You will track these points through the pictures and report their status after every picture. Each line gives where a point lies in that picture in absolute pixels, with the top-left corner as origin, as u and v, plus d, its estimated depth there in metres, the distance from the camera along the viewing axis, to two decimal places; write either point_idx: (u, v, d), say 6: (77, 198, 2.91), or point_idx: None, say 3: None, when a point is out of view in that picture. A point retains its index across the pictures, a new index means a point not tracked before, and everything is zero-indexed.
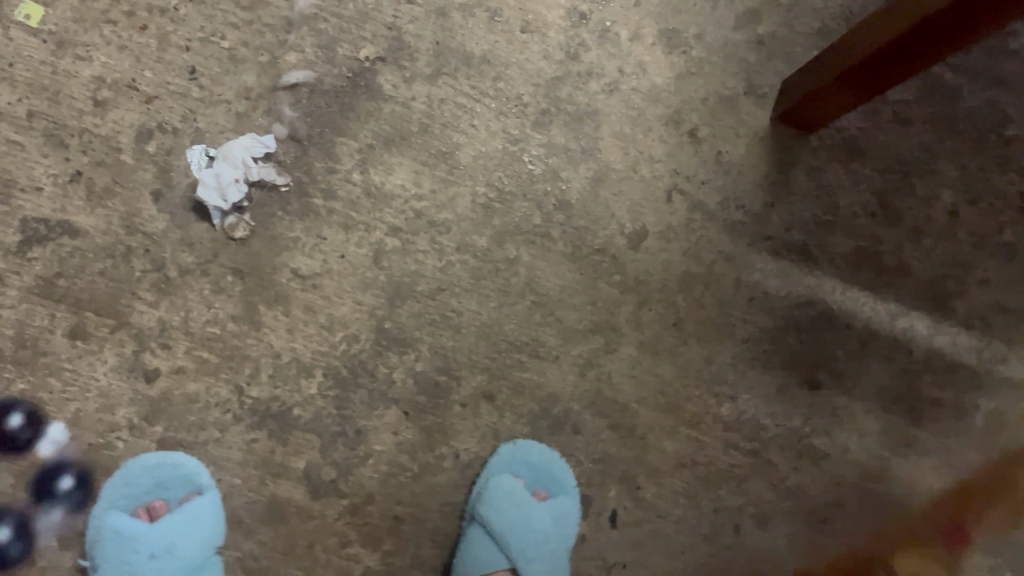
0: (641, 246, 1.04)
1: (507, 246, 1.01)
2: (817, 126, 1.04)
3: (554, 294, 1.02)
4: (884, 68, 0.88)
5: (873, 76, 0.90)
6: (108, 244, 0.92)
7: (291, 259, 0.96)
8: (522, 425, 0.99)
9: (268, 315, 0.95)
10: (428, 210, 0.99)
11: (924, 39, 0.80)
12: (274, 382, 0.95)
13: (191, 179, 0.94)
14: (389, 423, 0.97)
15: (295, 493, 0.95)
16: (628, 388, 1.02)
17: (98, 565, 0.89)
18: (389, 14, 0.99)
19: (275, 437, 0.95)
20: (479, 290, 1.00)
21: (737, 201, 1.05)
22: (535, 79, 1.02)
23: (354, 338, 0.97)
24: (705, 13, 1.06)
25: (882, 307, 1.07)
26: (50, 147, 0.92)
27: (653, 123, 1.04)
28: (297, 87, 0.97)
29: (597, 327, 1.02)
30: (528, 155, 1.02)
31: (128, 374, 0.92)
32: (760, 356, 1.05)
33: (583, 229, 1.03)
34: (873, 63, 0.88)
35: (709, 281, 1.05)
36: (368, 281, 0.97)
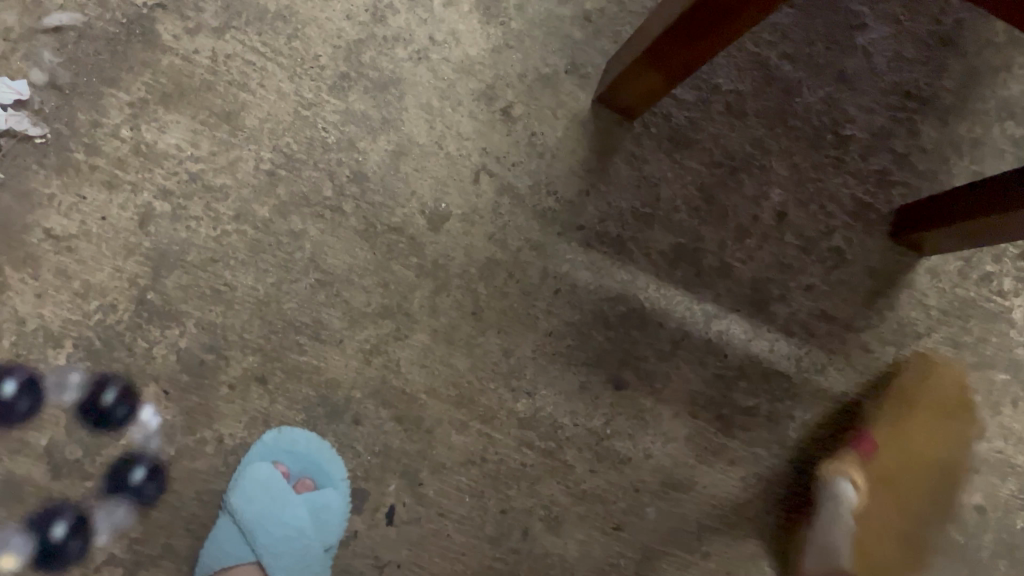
0: (441, 228, 0.97)
1: (292, 219, 0.93)
2: (637, 112, 0.98)
3: (342, 274, 0.95)
4: (677, 51, 0.82)
5: (674, 53, 0.83)
6: None
7: (44, 218, 0.88)
8: (295, 411, 0.93)
9: (15, 277, 0.88)
10: (204, 173, 0.91)
11: (716, 13, 0.73)
12: (17, 350, 0.88)
13: None
14: (146, 401, 0.90)
15: (34, 471, 0.88)
16: (417, 378, 0.96)
17: None
18: None
19: (15, 410, 0.88)
20: (257, 264, 0.92)
21: (549, 187, 0.99)
22: (335, 40, 0.94)
23: (111, 308, 0.89)
24: None
25: (699, 307, 1.03)
26: None
27: (463, 97, 0.97)
28: (60, 29, 0.89)
29: (387, 311, 0.96)
30: (322, 121, 0.94)
31: None
32: (563, 352, 1.00)
33: (379, 206, 0.96)
34: (669, 38, 0.81)
35: (513, 270, 0.99)
36: (131, 247, 0.90)
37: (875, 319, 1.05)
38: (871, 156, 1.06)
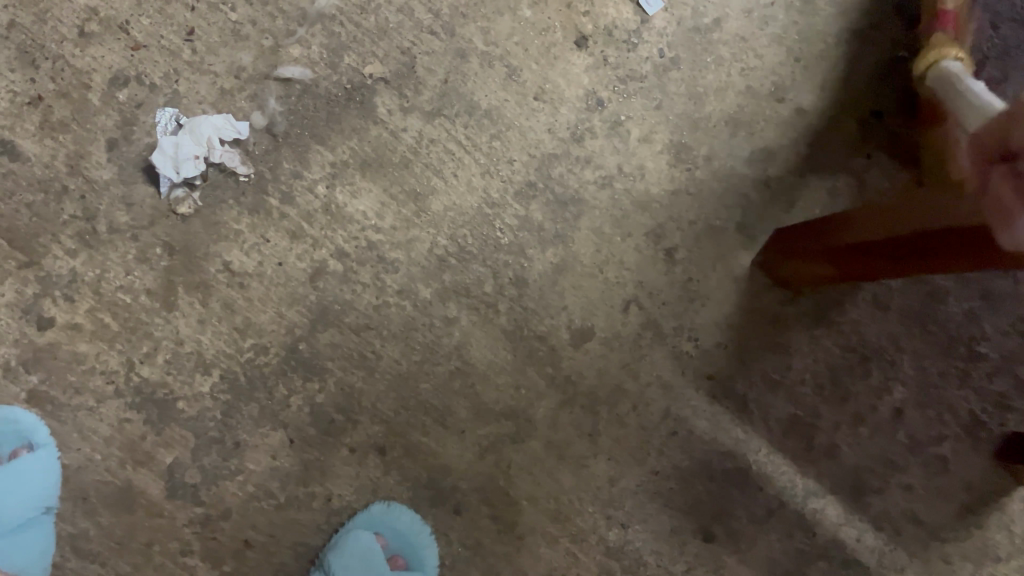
0: (582, 347, 1.00)
1: (449, 306, 0.97)
2: (793, 285, 1.00)
3: (480, 368, 0.98)
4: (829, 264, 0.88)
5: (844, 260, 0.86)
6: (45, 178, 0.88)
7: (226, 251, 0.92)
8: (403, 487, 0.96)
9: (184, 300, 0.91)
10: (382, 245, 0.95)
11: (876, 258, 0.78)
12: (168, 368, 0.91)
13: (152, 140, 0.90)
14: (270, 445, 0.93)
15: (151, 486, 0.90)
16: (523, 484, 0.98)
17: None
18: (408, 39, 0.95)
19: (150, 424, 0.90)
20: (407, 339, 0.96)
21: (691, 333, 1.02)
22: (532, 149, 0.98)
23: (263, 350, 0.92)
24: (722, 139, 1.02)
25: (800, 481, 1.04)
26: (21, 64, 0.88)
27: (634, 230, 1.00)
28: (290, 81, 0.93)
29: (512, 414, 0.98)
30: (500, 222, 0.98)
31: (21, 316, 0.88)
32: (663, 492, 1.01)
33: (530, 312, 0.99)
34: (846, 247, 0.84)
35: (638, 403, 1.01)
36: (296, 297, 0.93)
37: (961, 534, 1.05)
38: (994, 378, 1.06)
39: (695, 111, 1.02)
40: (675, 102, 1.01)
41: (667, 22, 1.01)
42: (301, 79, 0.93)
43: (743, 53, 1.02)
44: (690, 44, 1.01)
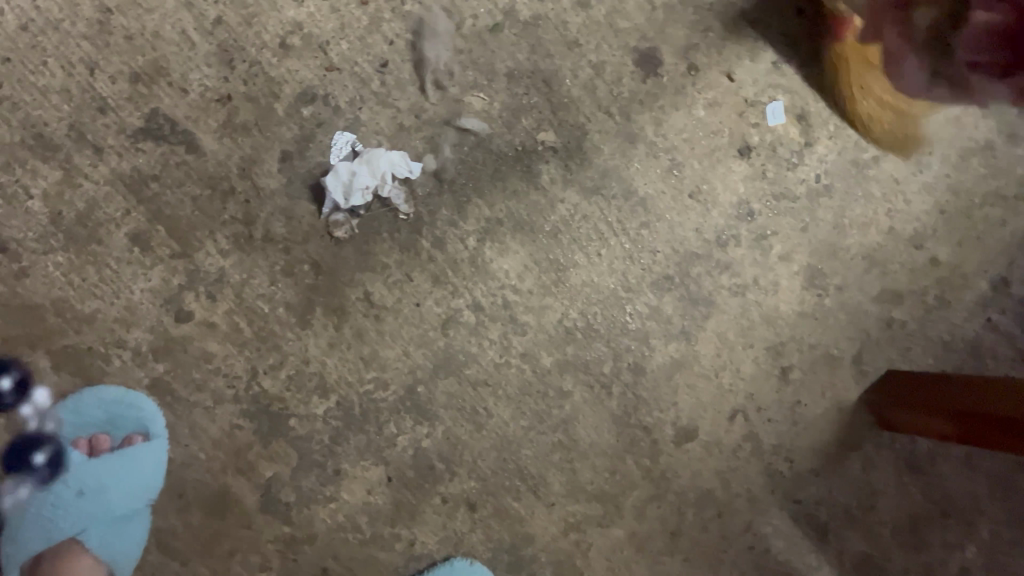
0: (682, 445, 1.00)
1: (565, 378, 0.97)
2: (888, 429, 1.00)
3: (583, 445, 0.98)
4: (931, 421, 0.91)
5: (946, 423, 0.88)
6: (214, 174, 0.89)
7: (370, 281, 0.93)
8: (484, 547, 0.96)
9: (320, 320, 0.91)
10: (516, 305, 0.96)
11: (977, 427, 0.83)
12: (288, 383, 0.91)
13: (324, 161, 0.91)
14: (368, 478, 0.93)
15: (247, 497, 0.90)
16: (598, 567, 0.99)
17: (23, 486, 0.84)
18: (584, 115, 0.97)
19: (259, 435, 0.90)
20: (518, 403, 0.96)
21: (787, 453, 1.03)
22: (676, 245, 0.99)
23: (383, 385, 0.93)
24: (856, 271, 1.04)
25: None
26: (217, 60, 0.89)
27: (756, 343, 1.02)
28: (465, 130, 0.94)
29: (602, 497, 0.99)
30: (632, 307, 0.99)
31: (161, 304, 0.88)
32: None
33: (642, 401, 0.99)
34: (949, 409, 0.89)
35: (723, 510, 1.01)
36: (425, 340, 0.94)
37: None
38: None
39: (836, 241, 1.03)
40: (820, 227, 1.03)
41: (829, 150, 1.02)
42: (477, 130, 0.94)
43: (894, 195, 1.04)
44: (845, 175, 1.03)
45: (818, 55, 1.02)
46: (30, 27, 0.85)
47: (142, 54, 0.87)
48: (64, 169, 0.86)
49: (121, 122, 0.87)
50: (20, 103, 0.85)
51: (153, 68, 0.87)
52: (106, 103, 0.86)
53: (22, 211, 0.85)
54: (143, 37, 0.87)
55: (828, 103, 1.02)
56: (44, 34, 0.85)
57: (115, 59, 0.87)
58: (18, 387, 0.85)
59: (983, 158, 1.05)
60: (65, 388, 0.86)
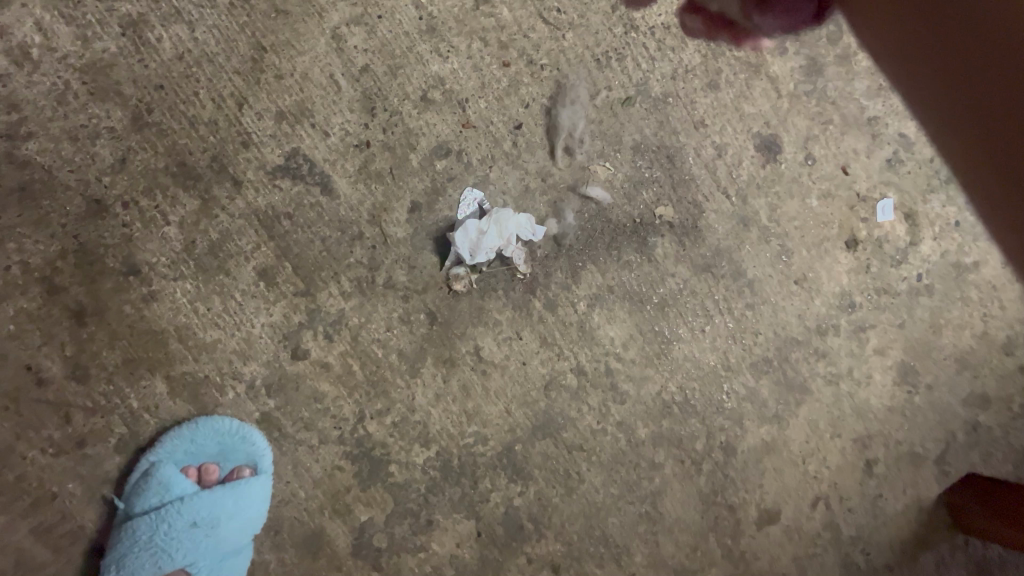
0: (765, 528, 1.01)
1: (658, 450, 0.98)
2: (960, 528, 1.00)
3: (669, 519, 0.98)
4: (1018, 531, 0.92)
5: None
6: (345, 218, 0.90)
7: (481, 336, 0.93)
8: None
9: (429, 370, 0.92)
10: (618, 374, 0.97)
11: None
12: (392, 430, 0.92)
13: (451, 215, 0.92)
14: (458, 532, 0.93)
15: (340, 539, 0.90)
16: None
17: (133, 513, 0.84)
18: (702, 193, 0.99)
19: (359, 478, 0.91)
20: (611, 470, 0.97)
21: (867, 548, 1.02)
22: (778, 328, 1.01)
23: (483, 440, 0.94)
24: (949, 372, 1.04)
25: None
26: (360, 106, 0.90)
27: (845, 433, 1.03)
28: (588, 197, 0.96)
29: (683, 572, 0.98)
30: (728, 386, 1.00)
31: (279, 339, 0.89)
32: None
33: (730, 480, 1.00)
34: None
35: None
36: (528, 399, 0.95)
37: None
38: None
39: (932, 340, 1.04)
40: (917, 325, 1.04)
41: (933, 250, 1.04)
42: (599, 198, 0.96)
43: (993, 301, 1.05)
44: (946, 277, 1.04)
45: (932, 157, 1.03)
46: (186, 57, 0.87)
47: (290, 94, 0.89)
48: (203, 199, 0.87)
49: (261, 158, 0.88)
50: (168, 132, 0.87)
51: (299, 109, 0.89)
52: (251, 139, 0.88)
53: (158, 235, 0.87)
54: (292, 78, 0.89)
55: (935, 206, 1.04)
56: (199, 66, 0.87)
57: (263, 96, 0.88)
58: (133, 410, 0.86)
59: None
60: (178, 414, 0.87)
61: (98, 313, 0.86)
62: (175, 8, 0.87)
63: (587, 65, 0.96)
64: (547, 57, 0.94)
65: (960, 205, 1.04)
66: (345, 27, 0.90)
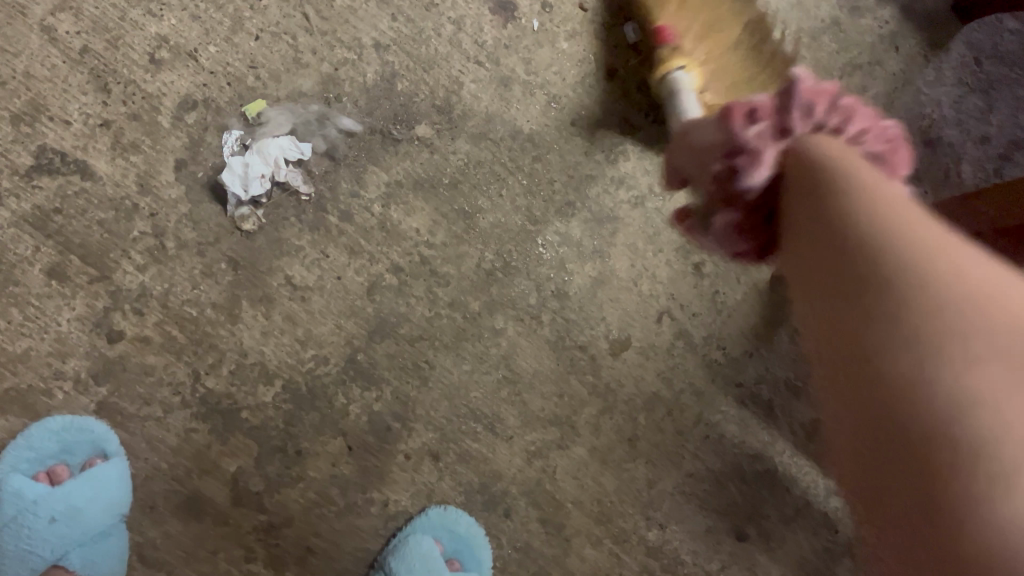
0: (620, 355, 1.05)
1: (496, 317, 1.02)
2: None
3: (527, 377, 1.02)
4: None
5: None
6: (114, 196, 0.91)
7: (288, 265, 0.96)
8: (458, 491, 1.00)
9: (249, 312, 0.94)
10: (434, 259, 1.00)
11: None
12: (232, 379, 0.94)
13: (218, 161, 0.94)
14: (331, 452, 0.96)
15: (218, 494, 0.93)
16: (569, 488, 1.03)
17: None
18: (456, 68, 1.02)
19: (216, 433, 0.93)
20: (458, 350, 1.00)
21: (720, 342, 1.07)
22: (571, 170, 1.05)
23: (324, 360, 0.96)
24: None
25: (823, 481, 1.08)
26: (92, 86, 0.91)
27: (666, 246, 1.07)
28: (340, 126, 0.98)
29: (557, 420, 1.03)
30: (543, 239, 1.03)
31: (91, 329, 0.90)
32: (698, 494, 1.06)
33: (573, 323, 1.04)
34: None
35: (672, 408, 1.06)
36: (356, 309, 0.97)
37: None
38: None
39: None
40: None
41: None
42: (348, 125, 0.98)
43: None
44: None
45: None
46: None
47: (18, 96, 0.90)
48: None
49: (12, 165, 0.90)
50: None
51: (32, 107, 0.90)
52: None
53: None
54: (14, 80, 0.90)
55: None
56: None
57: None
58: None
59: (831, 34, 1.12)
60: (15, 428, 0.89)
61: None
62: None
63: None
64: None
65: None
66: (50, 17, 0.91)
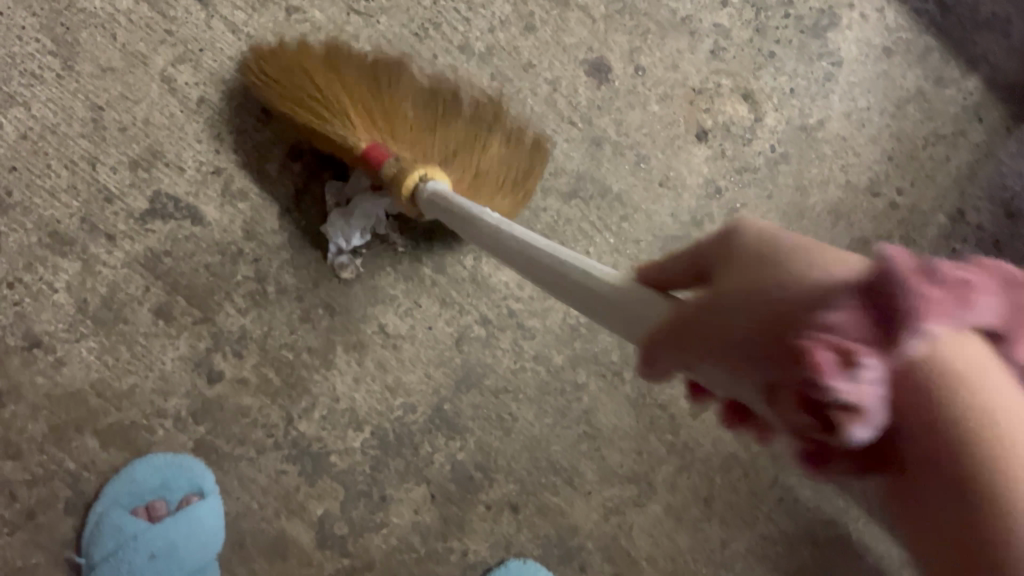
0: (699, 415, 1.06)
1: (579, 371, 1.03)
2: None
3: (606, 432, 1.03)
4: None
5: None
6: (221, 241, 0.95)
7: (382, 313, 0.98)
8: (535, 544, 1.01)
9: (342, 357, 0.97)
10: (521, 312, 1.02)
11: None
12: (323, 423, 0.96)
13: (321, 210, 0.98)
14: (414, 498, 0.98)
15: (303, 536, 0.95)
16: (643, 544, 1.04)
17: (95, 563, 0.89)
18: (549, 127, 1.05)
19: (305, 475, 0.95)
20: (540, 402, 1.02)
21: None
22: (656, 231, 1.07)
23: (411, 408, 0.98)
24: (825, 227, 1.11)
25: (895, 549, 1.08)
26: (206, 135, 0.95)
27: None
28: None
29: (635, 477, 1.04)
30: None
31: (193, 368, 0.93)
32: (771, 557, 1.06)
33: (653, 380, 1.05)
34: None
35: (748, 470, 1.07)
36: (444, 359, 0.99)
37: None
38: None
39: (802, 203, 1.10)
40: (785, 192, 1.10)
41: (778, 120, 1.11)
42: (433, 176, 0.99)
43: (845, 151, 1.12)
44: (797, 141, 1.11)
45: (751, 38, 1.11)
46: (29, 134, 0.91)
47: (137, 142, 0.94)
48: (83, 260, 0.92)
49: (128, 208, 0.93)
50: (31, 207, 0.91)
51: (149, 153, 0.94)
52: (112, 193, 0.93)
53: (49, 304, 0.91)
54: (135, 127, 0.94)
55: (768, 80, 1.11)
56: (44, 139, 0.92)
57: (113, 150, 0.93)
58: (72, 471, 0.90)
59: (916, 105, 1.13)
60: (115, 463, 0.91)
61: (13, 393, 0.90)
62: (6, 92, 0.91)
63: (408, 41, 1.01)
64: (368, 43, 1.00)
65: (790, 73, 1.11)
66: (171, 68, 0.95)
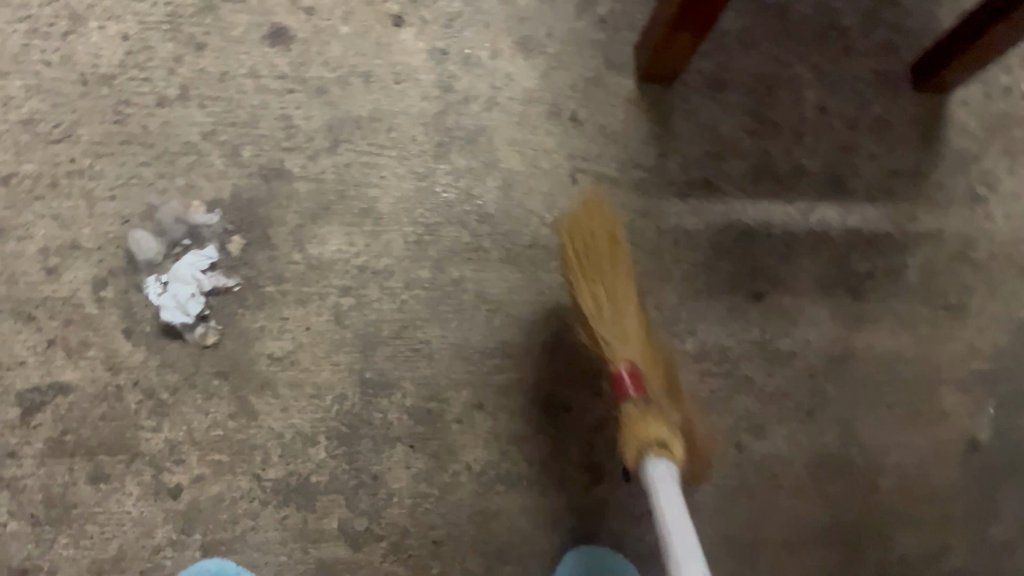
0: (565, 228, 1.12)
1: (450, 270, 1.09)
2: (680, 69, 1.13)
3: (505, 298, 1.10)
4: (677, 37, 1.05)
5: (703, 10, 0.98)
6: (98, 390, 1.02)
7: (263, 346, 1.04)
8: (517, 421, 1.07)
9: (260, 402, 1.03)
10: (369, 262, 1.08)
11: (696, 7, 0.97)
12: (285, 459, 1.03)
13: (154, 307, 1.04)
14: (399, 459, 1.05)
15: (338, 552, 1.02)
16: (599, 356, 1.10)
17: None
18: (277, 107, 1.09)
19: (303, 508, 1.02)
20: (438, 315, 1.08)
21: (634, 162, 1.15)
22: (422, 119, 1.12)
23: (343, 397, 1.05)
24: (547, 14, 1.16)
25: (791, 207, 1.16)
26: (21, 323, 1.02)
27: (537, 121, 1.14)
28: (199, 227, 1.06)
29: (552, 311, 1.10)
30: (440, 185, 1.11)
31: (154, 498, 1.00)
32: (702, 288, 1.13)
33: (509, 233, 1.11)
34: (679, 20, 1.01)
35: (634, 238, 1.13)
36: (339, 342, 1.06)
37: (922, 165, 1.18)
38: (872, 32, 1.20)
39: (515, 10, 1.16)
40: (496, 13, 1.15)
41: None
42: (208, 219, 1.06)
43: None
44: None
45: None
46: None
47: None
48: (7, 485, 0.99)
49: (7, 421, 1.00)
50: None
51: None
52: None
53: (9, 536, 0.98)
54: None
55: None
56: None
57: None
58: None
59: None
60: None
61: None
62: None
63: (115, 132, 1.07)
64: (86, 156, 1.06)
65: None
66: None
